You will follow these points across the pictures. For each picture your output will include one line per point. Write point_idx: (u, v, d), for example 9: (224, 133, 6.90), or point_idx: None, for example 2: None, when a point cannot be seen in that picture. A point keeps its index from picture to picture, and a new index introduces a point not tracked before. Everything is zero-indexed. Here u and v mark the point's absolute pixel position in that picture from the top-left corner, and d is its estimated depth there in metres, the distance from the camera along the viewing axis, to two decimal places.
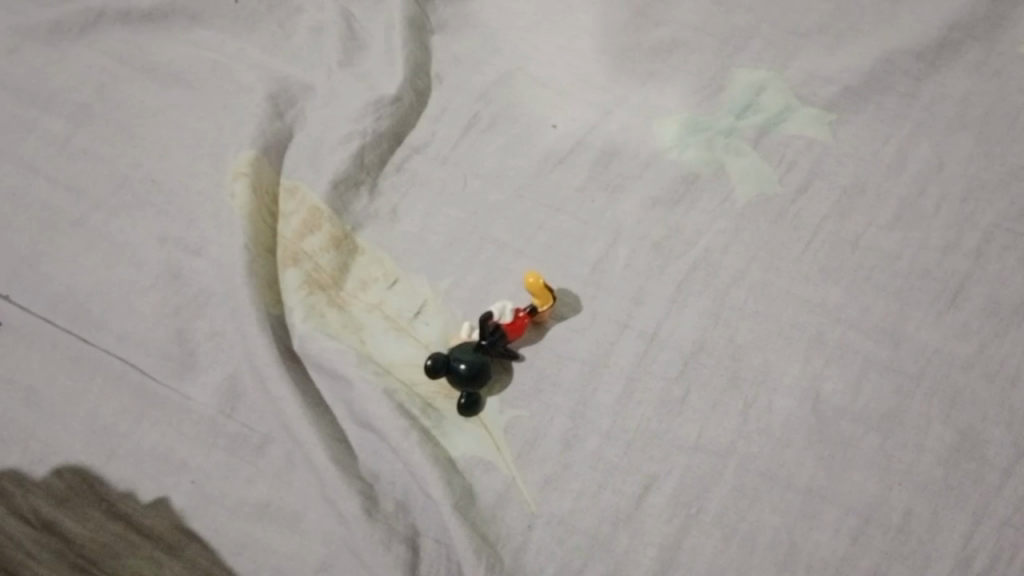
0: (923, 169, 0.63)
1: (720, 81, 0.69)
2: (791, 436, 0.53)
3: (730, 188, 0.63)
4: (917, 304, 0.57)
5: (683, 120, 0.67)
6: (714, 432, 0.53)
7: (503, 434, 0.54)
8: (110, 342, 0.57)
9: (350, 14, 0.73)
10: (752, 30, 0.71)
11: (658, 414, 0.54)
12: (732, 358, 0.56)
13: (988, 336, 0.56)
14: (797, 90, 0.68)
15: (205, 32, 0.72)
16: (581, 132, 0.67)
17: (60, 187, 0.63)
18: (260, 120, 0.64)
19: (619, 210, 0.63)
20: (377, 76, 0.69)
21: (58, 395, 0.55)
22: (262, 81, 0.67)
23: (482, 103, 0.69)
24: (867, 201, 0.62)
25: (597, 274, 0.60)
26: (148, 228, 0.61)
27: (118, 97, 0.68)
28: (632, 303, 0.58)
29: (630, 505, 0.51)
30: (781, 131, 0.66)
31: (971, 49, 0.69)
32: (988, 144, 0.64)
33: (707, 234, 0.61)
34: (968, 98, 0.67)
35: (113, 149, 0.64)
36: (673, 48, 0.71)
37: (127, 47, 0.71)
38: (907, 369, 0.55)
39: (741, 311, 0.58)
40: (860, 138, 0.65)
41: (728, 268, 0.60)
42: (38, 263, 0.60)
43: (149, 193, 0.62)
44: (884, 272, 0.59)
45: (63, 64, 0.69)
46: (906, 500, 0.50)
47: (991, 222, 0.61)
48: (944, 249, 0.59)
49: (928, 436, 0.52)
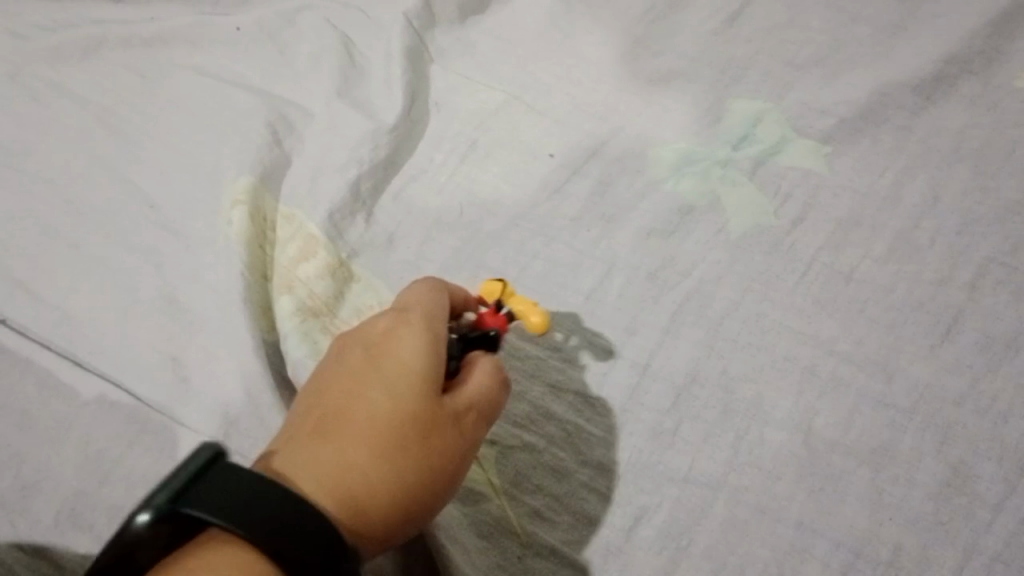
0: (919, 201, 0.64)
1: (718, 112, 0.70)
2: (782, 469, 0.53)
3: (725, 219, 0.63)
4: (909, 338, 0.57)
5: (681, 149, 0.68)
6: (706, 465, 0.53)
7: (493, 466, 0.54)
8: (105, 367, 0.57)
9: (351, 42, 0.74)
10: (749, 63, 0.73)
11: (649, 446, 0.54)
12: (725, 390, 0.56)
13: (981, 370, 0.56)
14: (794, 122, 0.69)
15: (206, 59, 0.74)
16: (578, 162, 0.67)
17: (61, 212, 0.64)
18: (260, 148, 0.65)
19: (613, 240, 0.63)
20: (377, 105, 0.70)
21: (52, 419, 0.55)
22: (262, 108, 0.68)
23: (481, 131, 0.70)
24: (861, 233, 0.62)
25: (591, 304, 0.60)
26: (146, 254, 0.62)
27: (119, 122, 0.69)
28: (625, 334, 0.59)
29: (620, 537, 0.51)
30: (777, 162, 0.66)
31: (967, 83, 0.70)
32: (984, 177, 0.65)
33: (703, 264, 0.61)
34: (964, 131, 0.67)
35: (113, 175, 0.66)
36: (671, 79, 0.72)
37: (131, 74, 0.73)
38: (899, 403, 0.55)
39: (735, 342, 0.58)
40: (856, 169, 0.66)
41: (722, 298, 0.60)
42: (37, 287, 0.61)
43: (148, 218, 0.63)
44: (877, 306, 0.59)
45: (66, 92, 0.72)
46: (896, 535, 0.50)
47: (985, 256, 0.61)
48: (939, 283, 0.60)
49: (918, 471, 0.52)
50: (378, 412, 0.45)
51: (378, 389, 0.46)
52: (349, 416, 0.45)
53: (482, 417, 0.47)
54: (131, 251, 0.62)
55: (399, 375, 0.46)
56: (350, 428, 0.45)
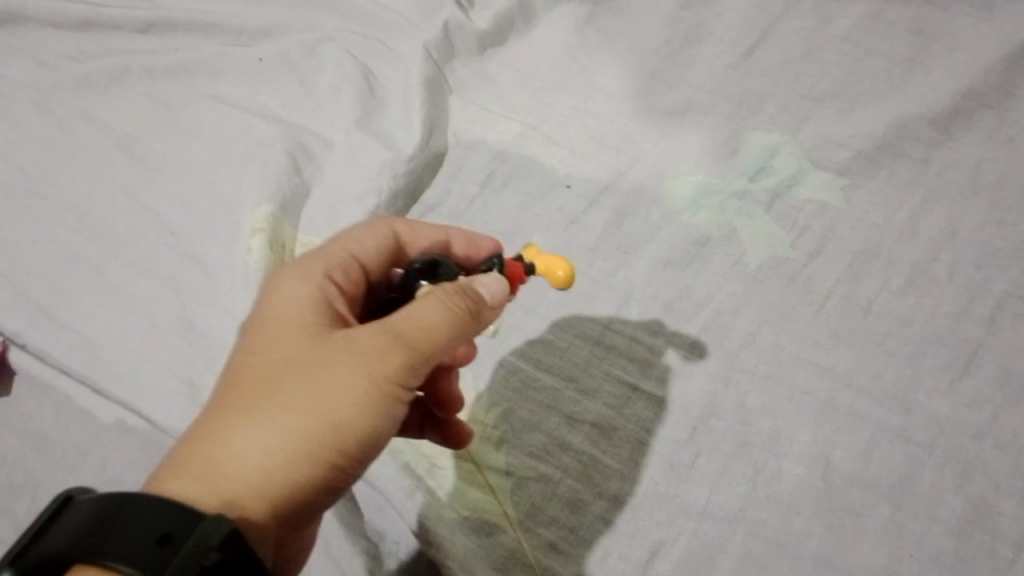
0: (936, 235, 0.63)
1: (734, 144, 0.70)
2: (800, 503, 0.52)
3: (742, 251, 0.63)
4: (928, 372, 0.57)
5: (697, 180, 0.68)
6: (722, 499, 0.53)
7: (509, 498, 0.54)
8: (122, 394, 0.57)
9: (370, 73, 0.75)
10: (765, 95, 0.73)
11: (666, 477, 0.54)
12: (743, 422, 0.56)
13: (1000, 405, 0.55)
14: (811, 154, 0.69)
15: (227, 87, 0.75)
16: (593, 192, 0.68)
17: (82, 238, 0.65)
18: (279, 175, 0.66)
19: (629, 271, 0.63)
20: (396, 135, 0.71)
21: (70, 445, 0.56)
22: (281, 136, 0.69)
23: (498, 161, 0.70)
24: (878, 266, 0.62)
25: (608, 335, 0.60)
26: (164, 281, 0.62)
27: (139, 149, 0.70)
28: (641, 365, 0.59)
29: (636, 570, 0.51)
30: (794, 194, 0.66)
31: (983, 117, 0.70)
32: (1001, 211, 0.64)
33: (719, 295, 0.61)
34: (981, 164, 0.67)
35: (133, 202, 0.66)
36: (687, 110, 0.72)
37: (151, 100, 0.73)
38: (918, 438, 0.54)
39: (752, 375, 0.58)
40: (873, 202, 0.66)
41: (739, 330, 0.60)
42: (56, 312, 0.61)
43: (166, 245, 0.64)
44: (895, 339, 0.59)
45: (87, 118, 0.72)
46: (916, 571, 0.49)
47: (1004, 290, 0.60)
48: (957, 317, 0.59)
49: (938, 507, 0.51)
50: (275, 357, 0.40)
51: (275, 334, 0.41)
52: (239, 382, 0.39)
53: (407, 340, 0.40)
54: (150, 277, 0.62)
55: (286, 314, 0.42)
56: (241, 387, 0.39)
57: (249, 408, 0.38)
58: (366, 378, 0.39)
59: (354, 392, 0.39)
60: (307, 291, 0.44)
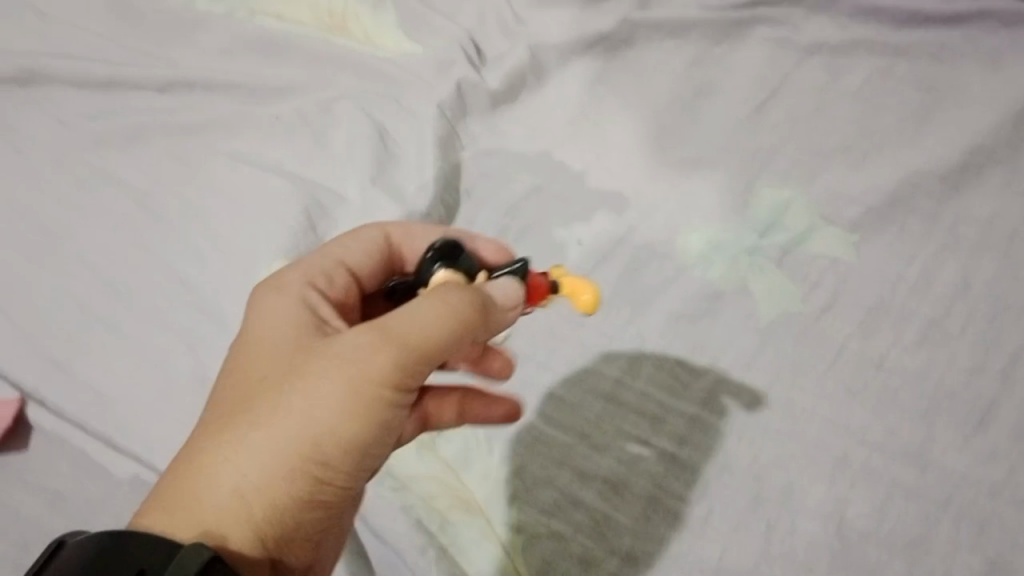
0: (948, 290, 0.64)
1: (745, 199, 0.71)
2: (815, 560, 0.52)
3: (754, 306, 0.64)
4: (942, 428, 0.57)
5: (709, 235, 0.68)
6: (735, 556, 0.53)
7: (521, 555, 0.54)
8: (138, 450, 0.58)
9: (386, 130, 0.76)
10: (776, 151, 0.73)
11: (678, 533, 0.54)
12: (756, 479, 0.56)
13: (1017, 461, 0.55)
14: (822, 209, 0.69)
15: (245, 143, 0.76)
16: (605, 248, 0.68)
17: (102, 294, 0.66)
18: (294, 232, 0.67)
19: (641, 325, 0.64)
20: (409, 191, 0.72)
21: (85, 499, 0.56)
22: (297, 194, 0.70)
23: (512, 217, 0.71)
24: (891, 321, 0.62)
25: (620, 390, 0.60)
26: (180, 336, 0.63)
27: (158, 205, 0.71)
28: (654, 420, 0.59)
29: None
30: (806, 249, 0.67)
31: (994, 171, 0.70)
32: (1013, 266, 0.64)
33: (731, 350, 0.62)
34: (993, 219, 0.67)
35: (151, 258, 0.68)
36: (699, 166, 0.73)
37: (169, 157, 0.75)
38: (933, 494, 0.54)
39: (765, 431, 0.57)
40: (885, 257, 0.66)
41: (751, 386, 0.60)
42: (74, 368, 0.62)
43: (183, 300, 0.65)
44: (908, 394, 0.58)
45: (107, 176, 0.74)
46: None
47: (1018, 345, 0.60)
48: (970, 371, 0.59)
49: (955, 564, 0.51)
50: (254, 377, 0.43)
51: (257, 352, 0.44)
52: (232, 403, 0.43)
53: (395, 339, 0.42)
54: (166, 332, 0.63)
55: (273, 334, 0.45)
56: (223, 408, 0.43)
57: (228, 429, 0.42)
58: (341, 389, 0.41)
59: (338, 400, 0.41)
60: (294, 308, 0.46)
